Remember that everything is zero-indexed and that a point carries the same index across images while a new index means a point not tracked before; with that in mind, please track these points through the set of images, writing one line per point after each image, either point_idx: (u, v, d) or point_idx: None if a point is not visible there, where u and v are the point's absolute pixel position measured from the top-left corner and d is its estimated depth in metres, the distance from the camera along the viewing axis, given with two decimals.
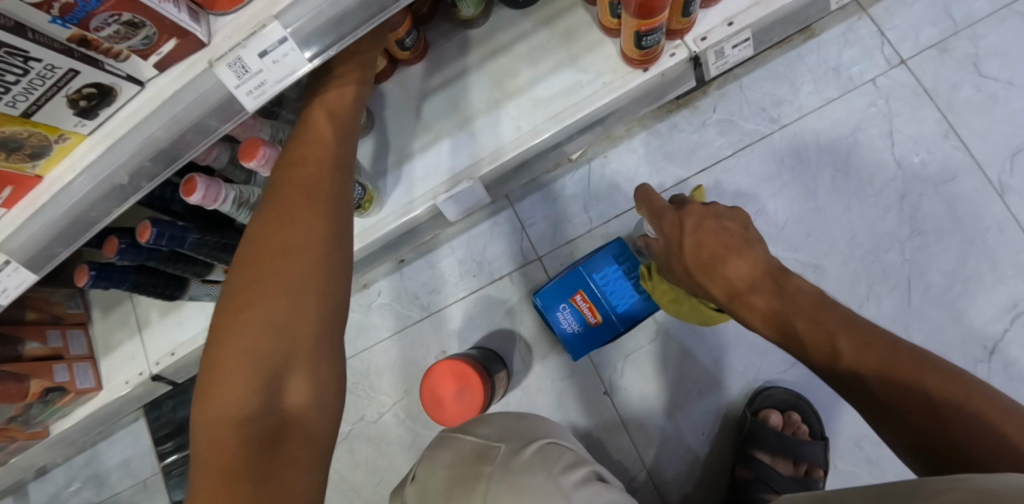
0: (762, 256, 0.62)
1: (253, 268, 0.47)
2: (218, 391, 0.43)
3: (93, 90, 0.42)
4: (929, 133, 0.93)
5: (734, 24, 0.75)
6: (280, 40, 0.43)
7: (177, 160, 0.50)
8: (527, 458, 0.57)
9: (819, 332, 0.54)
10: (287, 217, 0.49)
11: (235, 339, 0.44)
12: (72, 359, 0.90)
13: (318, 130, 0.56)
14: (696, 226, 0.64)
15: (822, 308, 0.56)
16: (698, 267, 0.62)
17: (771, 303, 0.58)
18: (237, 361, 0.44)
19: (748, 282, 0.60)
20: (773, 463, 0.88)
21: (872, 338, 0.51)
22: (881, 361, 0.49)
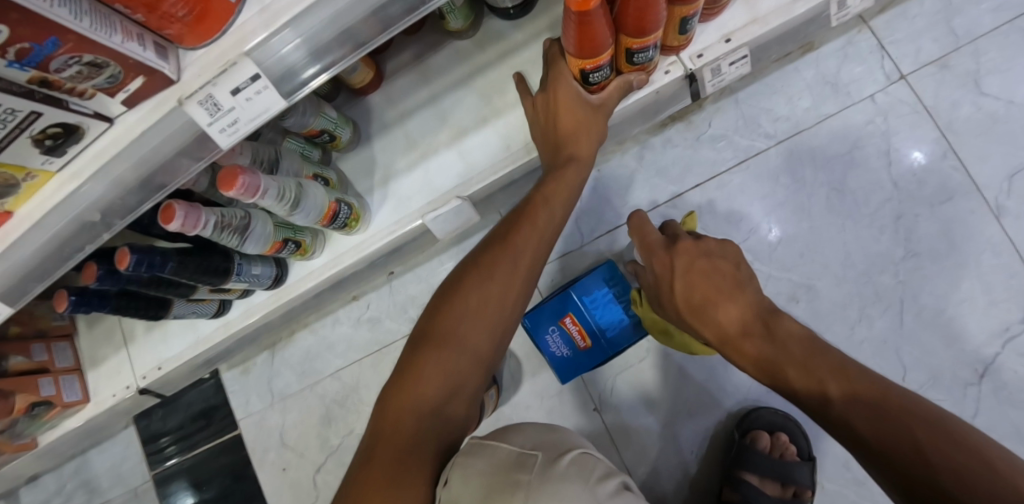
0: (753, 298, 0.61)
1: (460, 300, 0.55)
2: (412, 388, 0.50)
3: (58, 129, 0.41)
4: (928, 151, 0.92)
5: (731, 42, 0.73)
6: (253, 77, 0.41)
7: (161, 189, 0.48)
8: (561, 469, 0.40)
9: (809, 379, 0.53)
10: (504, 273, 0.56)
11: (441, 352, 0.51)
12: (58, 373, 0.90)
13: (535, 209, 0.64)
14: (686, 267, 0.63)
15: (813, 354, 0.55)
16: (689, 309, 0.62)
17: (762, 349, 0.57)
18: (438, 371, 0.50)
19: (739, 325, 0.59)
20: (761, 485, 0.86)
21: (862, 385, 0.51)
22: (872, 409, 0.48)
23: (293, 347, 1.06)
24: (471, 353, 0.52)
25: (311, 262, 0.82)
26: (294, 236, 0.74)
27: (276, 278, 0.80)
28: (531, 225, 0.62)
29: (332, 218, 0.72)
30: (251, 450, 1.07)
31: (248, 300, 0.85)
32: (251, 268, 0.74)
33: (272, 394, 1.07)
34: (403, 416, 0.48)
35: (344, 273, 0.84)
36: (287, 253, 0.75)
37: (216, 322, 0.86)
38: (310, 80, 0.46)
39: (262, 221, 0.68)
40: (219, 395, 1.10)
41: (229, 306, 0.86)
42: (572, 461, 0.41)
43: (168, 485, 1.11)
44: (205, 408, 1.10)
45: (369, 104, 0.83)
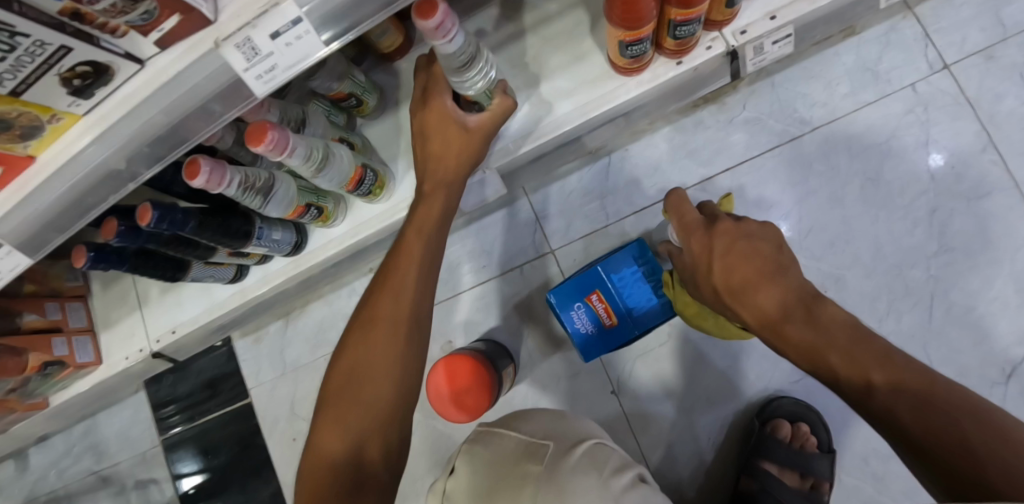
0: (796, 280, 0.57)
1: (360, 331, 0.56)
2: (326, 436, 0.51)
3: (87, 68, 0.38)
4: (968, 145, 0.88)
5: (776, 19, 0.70)
6: (295, 20, 0.39)
7: (185, 141, 0.47)
8: (570, 458, 0.53)
9: (853, 367, 0.51)
10: (380, 310, 0.55)
11: (337, 395, 0.53)
12: (72, 332, 0.89)
13: (408, 246, 0.59)
14: (726, 249, 0.59)
15: (857, 341, 0.52)
16: (727, 292, 0.58)
17: (807, 335, 0.53)
18: (337, 425, 0.51)
19: (779, 309, 0.55)
20: (780, 474, 0.85)
21: (908, 375, 0.48)
22: (918, 400, 0.46)
23: (307, 317, 1.05)
24: (361, 399, 0.51)
25: (332, 230, 0.80)
26: (317, 202, 0.72)
27: (296, 245, 0.78)
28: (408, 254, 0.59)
29: (356, 184, 0.70)
30: (262, 419, 1.06)
31: (267, 266, 0.83)
32: (272, 232, 0.73)
33: (285, 363, 1.06)
34: (317, 465, 0.49)
35: (365, 242, 0.82)
36: (310, 219, 0.73)
37: (232, 288, 0.85)
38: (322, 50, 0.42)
39: (286, 184, 0.66)
40: (230, 363, 1.09)
41: (246, 272, 0.84)
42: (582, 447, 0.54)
43: (176, 451, 1.10)
44: (216, 376, 1.09)
45: (396, 70, 0.80)
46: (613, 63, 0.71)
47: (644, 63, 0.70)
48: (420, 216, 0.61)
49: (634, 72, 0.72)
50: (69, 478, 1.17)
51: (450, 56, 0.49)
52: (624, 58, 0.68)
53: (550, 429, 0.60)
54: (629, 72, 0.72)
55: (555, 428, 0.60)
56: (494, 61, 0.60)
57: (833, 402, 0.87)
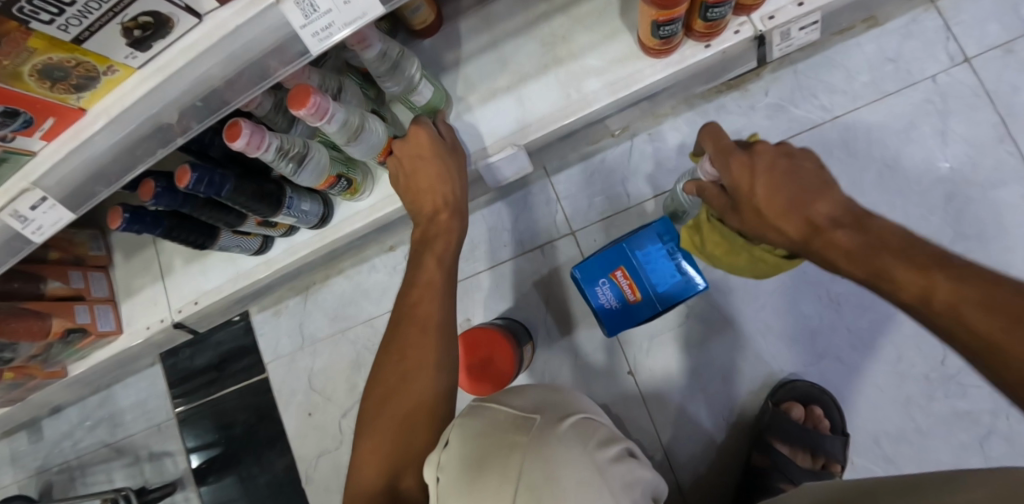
0: (845, 193, 0.48)
1: (389, 362, 0.56)
2: (365, 471, 0.50)
3: (149, 19, 0.39)
4: (984, 136, 0.89)
5: (805, 5, 0.71)
6: None
7: (224, 106, 0.47)
8: (564, 431, 0.40)
9: (918, 278, 0.39)
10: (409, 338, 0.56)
11: (375, 426, 0.52)
12: (94, 301, 0.90)
13: (427, 274, 0.61)
14: (765, 166, 0.50)
15: (919, 251, 0.41)
16: (765, 209, 0.49)
17: (858, 244, 0.43)
18: (375, 456, 0.50)
19: (828, 219, 0.46)
20: (792, 455, 0.86)
21: (998, 286, 0.36)
22: (1016, 316, 0.34)
23: (326, 292, 1.06)
24: (397, 427, 0.51)
25: (359, 203, 0.80)
26: (347, 173, 0.72)
27: (323, 217, 0.79)
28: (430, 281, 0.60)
29: (390, 153, 0.71)
30: (278, 392, 1.07)
31: (291, 237, 0.84)
32: (301, 203, 0.73)
33: (303, 337, 1.07)
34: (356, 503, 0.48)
35: (390, 217, 0.82)
36: (339, 190, 0.74)
37: (257, 259, 0.86)
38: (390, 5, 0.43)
39: (319, 153, 0.66)
40: (248, 337, 1.10)
41: (271, 244, 0.85)
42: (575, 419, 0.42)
43: (191, 423, 1.11)
44: (233, 350, 1.10)
45: (426, 46, 0.81)
46: (642, 44, 0.72)
47: (675, 45, 0.71)
48: (438, 242, 0.64)
49: (663, 54, 0.72)
50: (83, 448, 1.18)
51: (375, 59, 0.60)
52: (655, 38, 0.68)
53: (542, 402, 0.45)
54: (659, 53, 0.72)
55: (549, 398, 0.46)
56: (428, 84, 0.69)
57: (845, 385, 0.88)
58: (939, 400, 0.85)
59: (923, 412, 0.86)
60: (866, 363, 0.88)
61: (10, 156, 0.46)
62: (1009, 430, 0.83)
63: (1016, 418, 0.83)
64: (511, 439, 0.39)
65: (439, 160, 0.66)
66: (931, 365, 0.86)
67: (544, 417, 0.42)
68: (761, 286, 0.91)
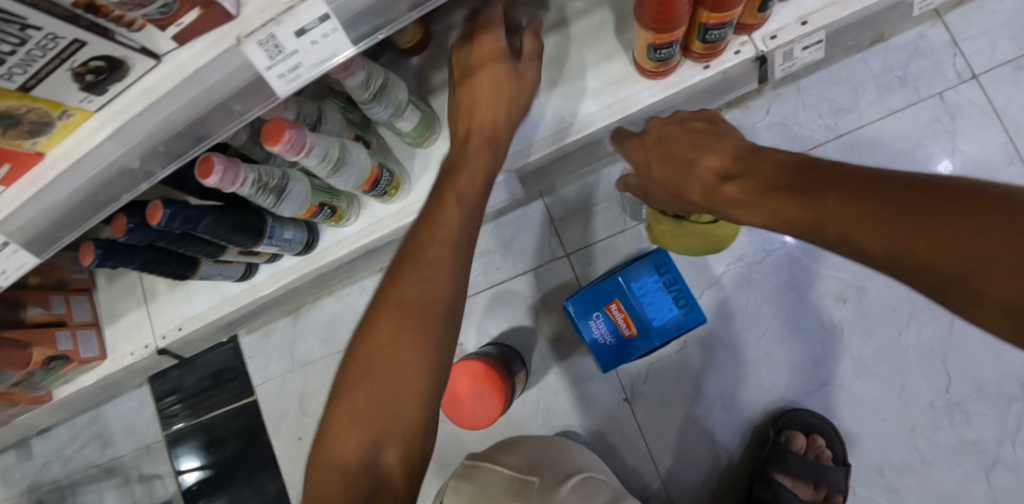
0: (735, 142, 0.52)
1: (388, 306, 0.45)
2: (339, 437, 0.41)
3: (101, 63, 0.36)
4: (993, 156, 0.86)
5: (808, 24, 0.67)
6: (323, 17, 0.36)
7: (204, 140, 0.45)
8: (565, 494, 0.59)
9: (800, 201, 0.40)
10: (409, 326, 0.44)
11: (355, 382, 0.43)
12: (76, 326, 0.88)
13: (441, 225, 0.49)
14: (659, 139, 0.58)
15: (800, 175, 0.43)
16: (666, 178, 0.56)
17: (746, 187, 0.46)
18: (353, 418, 0.41)
19: (718, 173, 0.51)
20: (793, 486, 0.84)
21: (867, 185, 0.36)
22: (878, 206, 0.34)
23: (316, 314, 1.04)
24: (386, 384, 0.42)
25: (344, 229, 0.78)
26: (330, 201, 0.70)
27: (307, 243, 0.77)
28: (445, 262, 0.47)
29: (373, 184, 0.67)
30: (268, 415, 1.05)
31: (276, 264, 0.81)
32: (284, 231, 0.71)
33: (293, 360, 1.04)
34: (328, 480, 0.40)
35: (378, 243, 0.80)
36: (322, 218, 0.71)
37: (241, 285, 0.83)
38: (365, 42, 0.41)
39: (299, 181, 0.64)
40: (237, 358, 1.07)
41: (256, 270, 0.82)
42: (574, 480, 0.62)
43: (181, 445, 1.09)
44: (222, 371, 1.08)
45: (412, 65, 0.77)
46: (638, 67, 0.69)
47: (672, 67, 0.68)
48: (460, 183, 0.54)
49: (661, 75, 0.69)
50: (72, 469, 1.16)
51: (356, 87, 0.55)
52: (650, 60, 0.65)
53: (540, 455, 0.69)
54: (655, 76, 0.69)
55: (546, 457, 0.69)
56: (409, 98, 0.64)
57: (848, 414, 0.86)
58: (944, 429, 0.83)
59: (929, 443, 0.83)
60: (869, 390, 0.86)
61: None
62: (1014, 460, 0.81)
63: (1021, 446, 0.81)
64: (515, 501, 0.58)
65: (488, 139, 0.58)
66: (936, 393, 0.84)
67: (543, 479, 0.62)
68: (761, 312, 0.88)
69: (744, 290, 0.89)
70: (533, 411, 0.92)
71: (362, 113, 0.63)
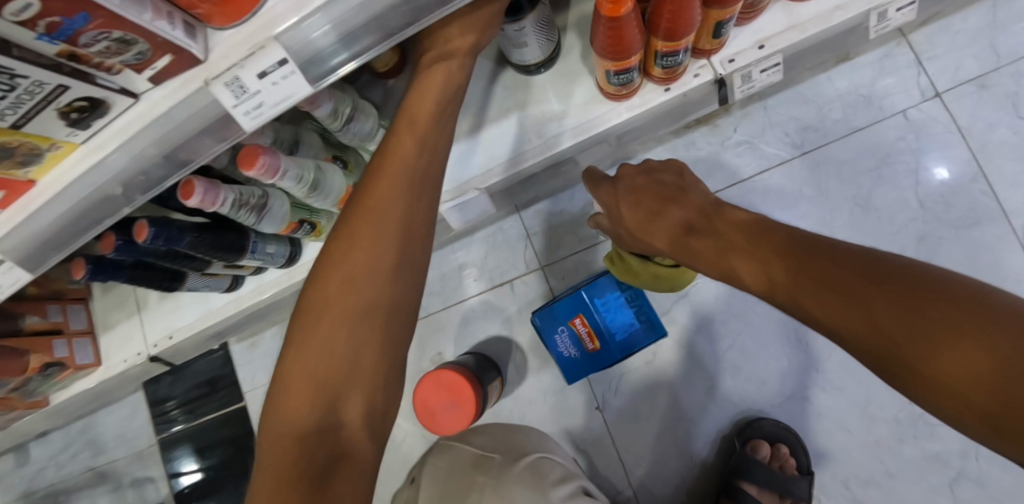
0: (699, 198, 0.64)
1: (329, 275, 0.48)
2: (288, 397, 0.45)
3: (84, 103, 0.41)
4: (957, 174, 0.89)
5: (765, 48, 0.69)
6: (280, 62, 0.41)
7: (184, 167, 0.48)
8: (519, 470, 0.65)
9: (757, 267, 0.50)
10: (318, 376, 0.45)
11: (305, 345, 0.46)
12: (71, 335, 0.92)
13: (378, 186, 0.50)
14: (628, 188, 0.71)
15: (756, 239, 0.52)
16: (638, 224, 0.67)
17: (707, 243, 0.57)
18: (300, 375, 0.45)
19: (684, 224, 0.61)
20: (759, 495, 0.87)
21: (815, 262, 0.45)
22: (821, 287, 0.42)
23: None
24: (335, 350, 0.46)
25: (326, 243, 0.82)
26: (310, 218, 0.74)
27: (290, 257, 0.80)
28: (362, 307, 0.47)
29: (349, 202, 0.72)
30: (256, 421, 1.09)
31: (261, 276, 0.85)
32: (266, 246, 0.75)
33: None
34: (280, 441, 0.43)
35: None
36: (302, 234, 0.75)
37: (228, 297, 0.87)
38: (339, 67, 0.46)
39: (279, 201, 0.68)
40: (227, 366, 1.11)
41: (242, 282, 0.86)
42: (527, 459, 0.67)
43: (172, 450, 1.13)
44: (213, 379, 1.12)
45: (391, 88, 0.81)
46: (602, 90, 0.72)
47: (633, 90, 0.71)
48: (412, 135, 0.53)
49: (623, 98, 0.72)
50: (68, 473, 1.20)
51: (326, 117, 0.61)
52: (611, 84, 0.68)
53: (501, 444, 0.73)
54: (619, 98, 0.72)
55: (515, 441, 0.74)
56: (371, 118, 0.69)
57: (814, 425, 0.89)
58: (910, 443, 0.86)
59: (894, 454, 0.86)
60: (835, 403, 0.88)
61: None
62: (978, 472, 0.84)
63: (984, 460, 0.84)
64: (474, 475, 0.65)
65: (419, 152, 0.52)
66: (900, 407, 0.86)
67: (501, 456, 0.69)
68: (729, 325, 0.91)
69: (714, 303, 0.92)
70: (508, 419, 0.95)
71: (339, 134, 0.67)
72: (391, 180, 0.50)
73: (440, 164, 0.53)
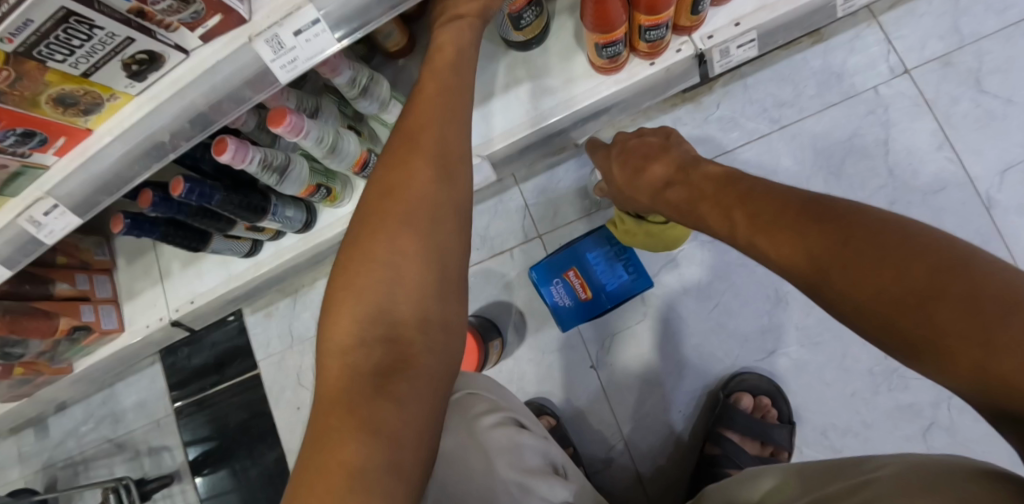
0: (678, 156, 0.71)
1: (371, 228, 0.52)
2: (337, 334, 0.49)
3: (144, 56, 0.47)
4: (924, 144, 0.96)
5: (741, 25, 0.77)
6: (314, 21, 0.48)
7: (209, 127, 0.54)
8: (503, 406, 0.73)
9: (719, 211, 0.56)
10: (369, 317, 0.49)
11: (349, 292, 0.50)
12: (98, 302, 0.98)
13: (411, 151, 0.55)
14: (620, 151, 0.80)
15: (725, 188, 0.58)
16: (628, 181, 0.75)
17: (681, 195, 0.65)
18: (348, 315, 0.49)
19: (663, 181, 0.69)
20: (741, 442, 0.93)
21: (770, 204, 0.50)
22: (772, 226, 0.47)
23: (314, 294, 1.14)
24: (382, 293, 0.49)
25: (339, 210, 0.88)
26: (326, 183, 0.80)
27: (306, 222, 0.87)
28: (405, 250, 0.50)
29: (362, 166, 0.78)
30: (269, 388, 1.14)
31: (279, 242, 0.92)
32: (285, 210, 0.81)
33: (292, 337, 1.14)
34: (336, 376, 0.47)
35: None
36: (319, 198, 0.81)
37: (247, 262, 0.93)
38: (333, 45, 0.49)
39: (300, 165, 0.74)
40: (241, 337, 1.17)
41: (260, 248, 0.93)
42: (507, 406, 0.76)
43: (188, 419, 1.19)
44: (228, 349, 1.18)
45: (399, 66, 0.88)
46: (593, 65, 0.79)
47: (620, 63, 0.77)
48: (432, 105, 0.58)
49: (611, 71, 0.79)
50: (87, 444, 1.26)
51: (344, 84, 0.67)
52: (601, 58, 0.75)
53: None
54: (608, 71, 0.79)
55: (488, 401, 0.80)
56: (384, 89, 0.75)
57: (793, 380, 0.95)
58: (883, 394, 0.92)
59: (869, 404, 0.92)
60: (813, 358, 0.95)
61: (26, 170, 0.54)
62: (948, 420, 0.90)
63: (954, 408, 0.90)
64: None
65: (449, 127, 0.57)
66: (874, 360, 0.93)
67: None
68: (713, 287, 0.98)
69: (701, 268, 0.98)
70: (508, 379, 1.02)
71: (356, 103, 0.73)
72: (420, 145, 0.55)
73: (463, 129, 0.58)
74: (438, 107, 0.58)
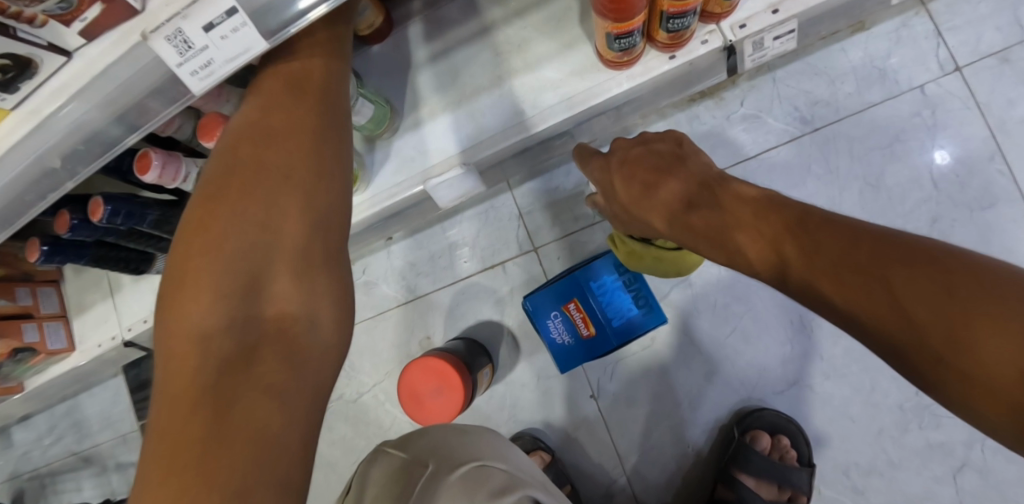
0: (696, 171, 0.60)
1: (231, 184, 0.43)
2: (180, 321, 0.39)
3: (7, 62, 0.35)
4: (975, 153, 0.84)
5: (779, 12, 0.64)
6: (229, 11, 0.35)
7: (137, 130, 0.43)
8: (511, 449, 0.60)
9: (762, 243, 0.47)
10: (222, 292, 0.40)
11: (196, 263, 0.41)
12: (43, 318, 0.87)
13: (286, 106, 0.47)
14: (622, 162, 0.66)
15: (759, 211, 0.49)
16: (636, 198, 0.62)
17: (710, 219, 0.53)
18: (195, 293, 0.40)
19: (682, 200, 0.58)
20: (756, 487, 0.86)
21: (822, 235, 0.42)
22: (831, 264, 0.39)
23: None
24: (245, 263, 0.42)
25: None
26: None
27: None
28: (276, 214, 0.43)
29: None
30: None
31: None
32: None
33: None
34: (178, 370, 0.37)
35: None
36: None
37: None
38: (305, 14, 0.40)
39: None
40: None
41: None
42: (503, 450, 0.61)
43: None
44: None
45: (373, 55, 0.75)
46: (601, 57, 0.66)
47: (636, 56, 0.65)
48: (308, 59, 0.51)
49: (625, 65, 0.66)
50: (51, 457, 1.18)
51: None
52: (612, 50, 0.62)
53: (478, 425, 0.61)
54: (621, 65, 0.67)
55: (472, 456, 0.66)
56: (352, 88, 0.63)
57: (814, 414, 0.86)
58: (913, 432, 0.82)
59: (898, 443, 0.83)
60: (838, 391, 0.85)
61: None
62: (983, 464, 0.81)
63: (991, 450, 0.80)
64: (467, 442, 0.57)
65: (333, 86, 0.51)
66: (906, 396, 0.83)
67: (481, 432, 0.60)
68: (730, 309, 0.87)
69: (716, 288, 0.88)
70: (499, 404, 0.93)
71: None
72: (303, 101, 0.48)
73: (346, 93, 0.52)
74: (328, 52, 0.51)
